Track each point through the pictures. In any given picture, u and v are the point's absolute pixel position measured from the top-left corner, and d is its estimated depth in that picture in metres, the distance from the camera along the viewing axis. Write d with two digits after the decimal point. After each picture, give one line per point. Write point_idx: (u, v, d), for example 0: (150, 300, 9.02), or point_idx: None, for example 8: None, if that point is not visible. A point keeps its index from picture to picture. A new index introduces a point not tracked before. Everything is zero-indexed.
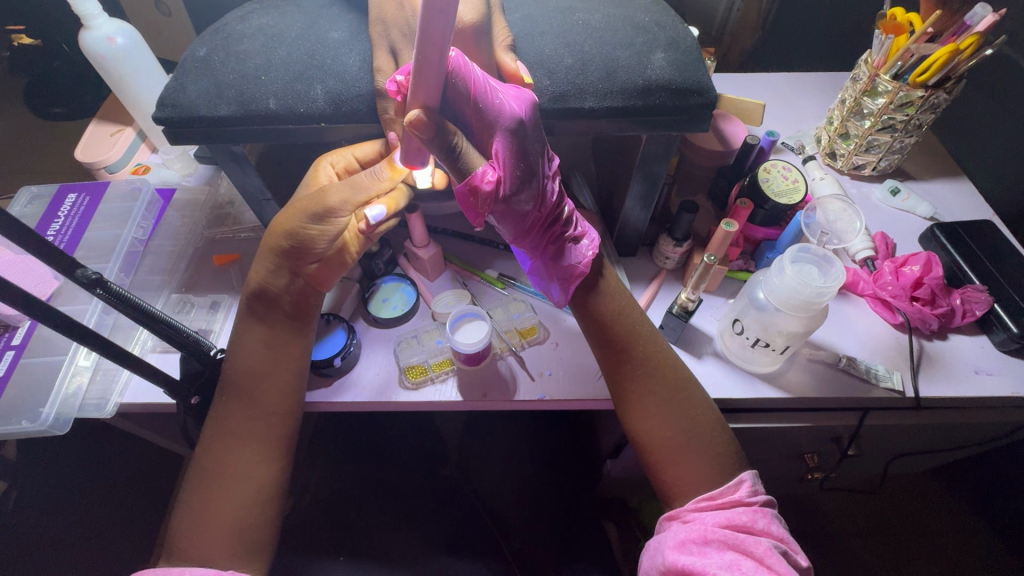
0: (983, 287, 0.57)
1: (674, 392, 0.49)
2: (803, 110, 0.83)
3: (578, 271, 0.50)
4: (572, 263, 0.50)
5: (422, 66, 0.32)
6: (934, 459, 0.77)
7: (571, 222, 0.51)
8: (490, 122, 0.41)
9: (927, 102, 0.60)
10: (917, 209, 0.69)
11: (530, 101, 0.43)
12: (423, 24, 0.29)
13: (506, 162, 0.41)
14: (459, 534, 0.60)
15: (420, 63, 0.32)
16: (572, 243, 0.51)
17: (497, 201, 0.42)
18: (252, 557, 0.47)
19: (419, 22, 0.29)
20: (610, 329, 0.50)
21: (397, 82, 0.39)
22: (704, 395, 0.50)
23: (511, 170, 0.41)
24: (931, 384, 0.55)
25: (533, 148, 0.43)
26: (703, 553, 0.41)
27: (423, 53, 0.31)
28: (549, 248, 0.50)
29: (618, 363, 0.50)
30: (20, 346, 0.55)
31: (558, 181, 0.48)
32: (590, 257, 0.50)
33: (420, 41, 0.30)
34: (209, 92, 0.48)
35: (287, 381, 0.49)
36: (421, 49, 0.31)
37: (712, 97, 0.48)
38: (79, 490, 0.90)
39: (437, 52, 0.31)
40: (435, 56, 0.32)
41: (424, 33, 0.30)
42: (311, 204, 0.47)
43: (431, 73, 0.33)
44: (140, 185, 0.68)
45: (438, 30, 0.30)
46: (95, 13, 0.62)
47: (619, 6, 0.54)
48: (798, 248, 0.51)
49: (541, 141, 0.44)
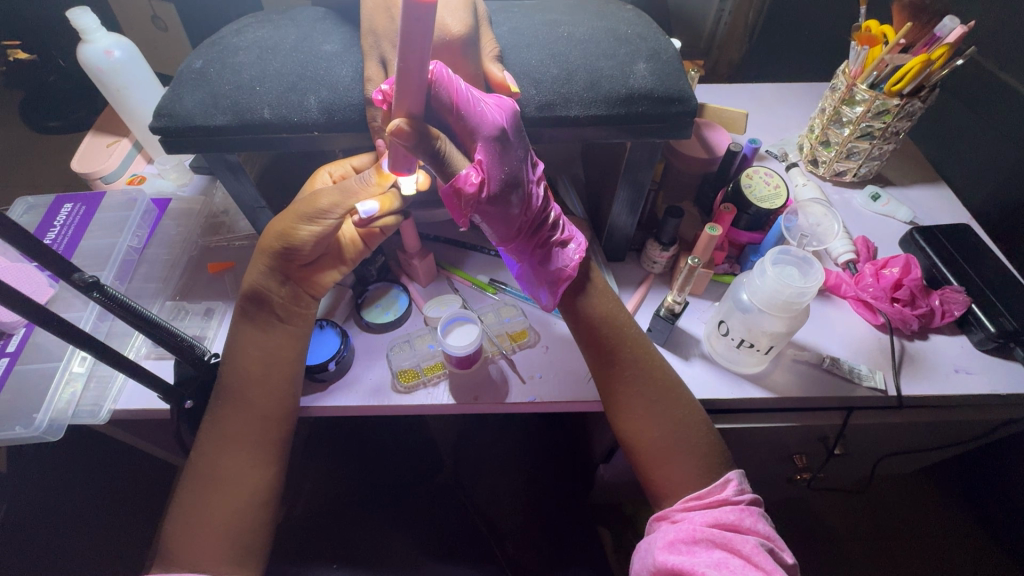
0: (961, 288, 0.59)
1: (661, 394, 0.50)
2: (786, 119, 0.85)
3: (565, 274, 0.51)
4: (559, 266, 0.51)
5: (404, 76, 0.33)
6: (921, 457, 0.78)
7: (558, 227, 0.52)
8: (473, 129, 0.42)
9: (904, 110, 0.62)
10: (897, 214, 0.71)
11: (511, 108, 0.44)
12: (401, 35, 0.30)
13: (490, 167, 0.42)
14: (454, 540, 0.61)
15: (401, 71, 0.33)
16: (559, 246, 0.52)
17: (481, 201, 0.44)
18: (246, 561, 0.47)
19: (398, 33, 0.30)
20: (598, 332, 0.51)
21: (382, 92, 0.40)
22: (691, 396, 0.51)
23: (494, 174, 0.43)
24: (912, 383, 0.56)
25: (512, 153, 0.44)
26: (691, 553, 0.42)
27: (405, 65, 0.32)
28: (537, 250, 0.51)
29: (606, 364, 0.51)
30: (14, 353, 0.55)
31: (543, 185, 0.49)
32: (576, 260, 0.52)
33: (401, 50, 0.31)
34: (205, 102, 0.49)
35: (281, 385, 0.50)
36: (403, 58, 0.32)
37: (693, 105, 0.50)
38: (71, 502, 0.89)
39: (417, 62, 0.32)
40: (415, 66, 0.33)
41: (405, 44, 0.31)
42: (302, 207, 0.48)
43: (412, 83, 0.34)
44: (136, 195, 0.69)
45: (416, 40, 0.30)
46: (94, 27, 0.64)
47: (604, 19, 0.56)
48: (780, 249, 0.52)
49: (523, 148, 0.45)
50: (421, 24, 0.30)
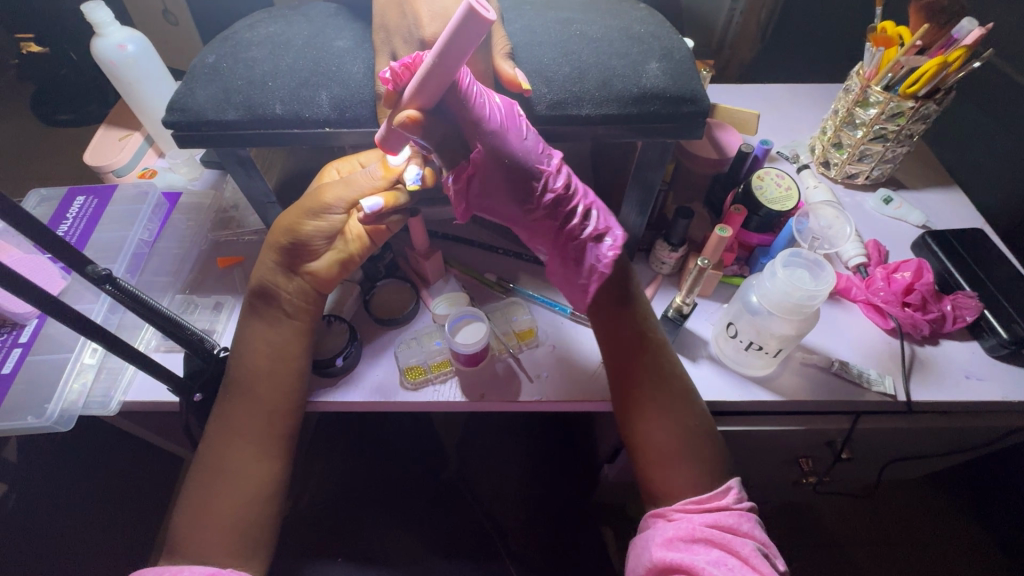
0: (974, 293, 0.58)
1: (673, 398, 0.49)
2: (798, 120, 0.84)
3: (598, 272, 0.50)
4: (590, 261, 0.50)
5: (435, 73, 0.38)
6: (929, 464, 0.77)
7: (592, 220, 0.50)
8: (477, 121, 0.44)
9: (918, 113, 0.61)
10: (909, 217, 0.70)
11: (514, 102, 0.47)
12: (449, 35, 0.35)
13: (489, 161, 0.46)
14: (456, 536, 0.60)
15: (434, 66, 0.37)
16: (593, 242, 0.50)
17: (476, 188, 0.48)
18: (252, 554, 0.47)
19: (445, 36, 0.35)
20: (615, 328, 0.51)
21: (391, 70, 0.41)
22: (701, 405, 0.51)
23: (495, 166, 0.46)
24: (922, 389, 0.56)
25: (520, 146, 0.46)
26: (689, 550, 0.43)
27: (439, 60, 0.37)
28: (567, 245, 0.51)
29: (620, 361, 0.51)
30: (27, 343, 0.56)
31: (564, 176, 0.49)
32: (609, 257, 0.49)
33: (443, 50, 0.36)
34: (217, 97, 0.49)
35: (288, 380, 0.50)
36: (442, 57, 0.36)
37: (705, 106, 0.49)
38: (78, 493, 0.90)
39: (452, 63, 0.37)
40: (448, 67, 0.37)
41: (447, 46, 0.35)
42: (309, 201, 0.50)
43: (435, 80, 0.38)
44: (148, 188, 0.70)
45: (461, 43, 0.35)
46: (108, 21, 0.64)
47: (617, 17, 0.55)
48: (792, 251, 0.52)
49: (534, 142, 0.47)
50: (468, 35, 0.34)
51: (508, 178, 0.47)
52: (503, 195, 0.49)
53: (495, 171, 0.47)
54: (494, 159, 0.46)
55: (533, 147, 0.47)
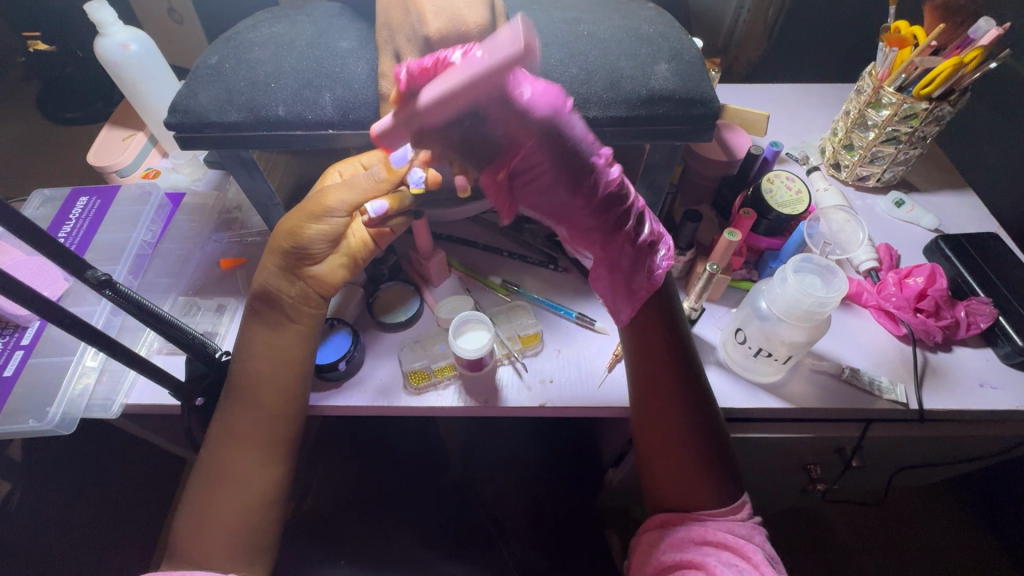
0: (988, 300, 0.57)
1: (694, 411, 0.47)
2: (807, 121, 0.83)
3: (654, 282, 0.50)
4: (649, 271, 0.50)
5: (468, 88, 0.35)
6: (939, 471, 0.76)
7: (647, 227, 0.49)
8: (519, 113, 0.39)
9: (932, 115, 0.60)
10: (921, 221, 0.69)
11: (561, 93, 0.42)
12: (496, 60, 0.33)
13: (536, 166, 0.43)
14: (459, 541, 0.60)
15: (468, 84, 0.35)
16: (649, 250, 0.49)
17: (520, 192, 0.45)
18: (254, 560, 0.47)
19: (494, 61, 0.33)
20: (643, 335, 0.50)
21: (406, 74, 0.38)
22: (721, 424, 0.48)
23: (543, 172, 0.43)
24: (935, 397, 0.55)
25: (571, 137, 0.42)
26: (700, 552, 0.42)
27: (475, 80, 0.34)
28: (624, 252, 0.48)
29: (645, 368, 0.49)
30: (29, 346, 0.56)
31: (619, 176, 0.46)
32: (664, 266, 0.50)
33: (488, 72, 0.34)
34: (219, 98, 0.49)
35: (290, 385, 0.50)
36: (480, 78, 0.34)
37: (715, 108, 0.48)
38: (82, 492, 0.90)
39: (488, 82, 0.34)
40: (483, 84, 0.35)
41: (493, 67, 0.33)
42: (311, 204, 0.49)
43: (463, 95, 0.36)
44: (151, 189, 0.69)
45: (505, 66, 0.33)
46: (111, 20, 0.64)
47: (625, 17, 0.54)
48: (801, 257, 0.51)
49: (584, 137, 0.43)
50: (513, 63, 0.33)
51: (560, 180, 0.43)
52: (549, 197, 0.45)
53: (547, 175, 0.43)
54: (544, 163, 0.42)
55: (584, 138, 0.43)
